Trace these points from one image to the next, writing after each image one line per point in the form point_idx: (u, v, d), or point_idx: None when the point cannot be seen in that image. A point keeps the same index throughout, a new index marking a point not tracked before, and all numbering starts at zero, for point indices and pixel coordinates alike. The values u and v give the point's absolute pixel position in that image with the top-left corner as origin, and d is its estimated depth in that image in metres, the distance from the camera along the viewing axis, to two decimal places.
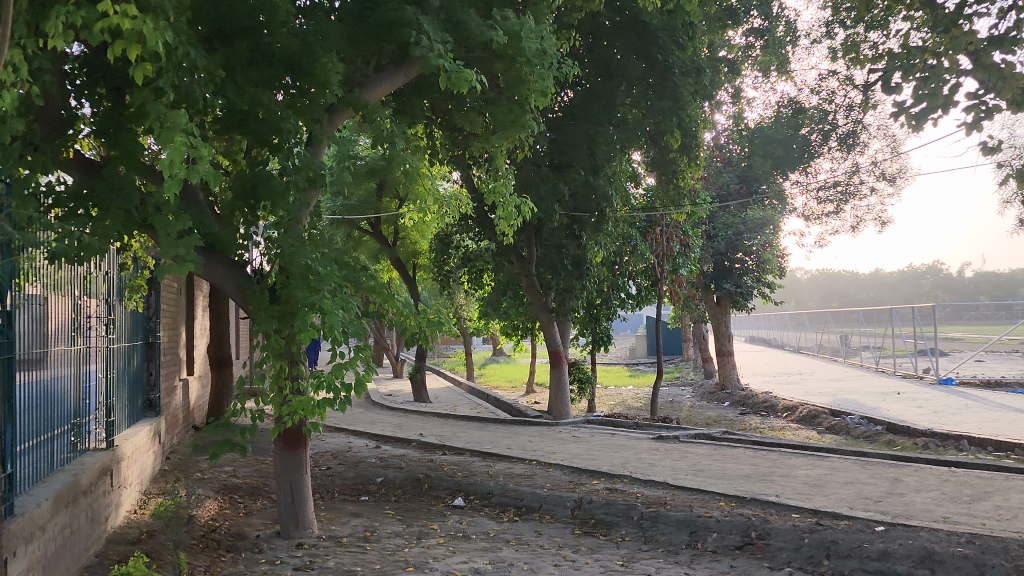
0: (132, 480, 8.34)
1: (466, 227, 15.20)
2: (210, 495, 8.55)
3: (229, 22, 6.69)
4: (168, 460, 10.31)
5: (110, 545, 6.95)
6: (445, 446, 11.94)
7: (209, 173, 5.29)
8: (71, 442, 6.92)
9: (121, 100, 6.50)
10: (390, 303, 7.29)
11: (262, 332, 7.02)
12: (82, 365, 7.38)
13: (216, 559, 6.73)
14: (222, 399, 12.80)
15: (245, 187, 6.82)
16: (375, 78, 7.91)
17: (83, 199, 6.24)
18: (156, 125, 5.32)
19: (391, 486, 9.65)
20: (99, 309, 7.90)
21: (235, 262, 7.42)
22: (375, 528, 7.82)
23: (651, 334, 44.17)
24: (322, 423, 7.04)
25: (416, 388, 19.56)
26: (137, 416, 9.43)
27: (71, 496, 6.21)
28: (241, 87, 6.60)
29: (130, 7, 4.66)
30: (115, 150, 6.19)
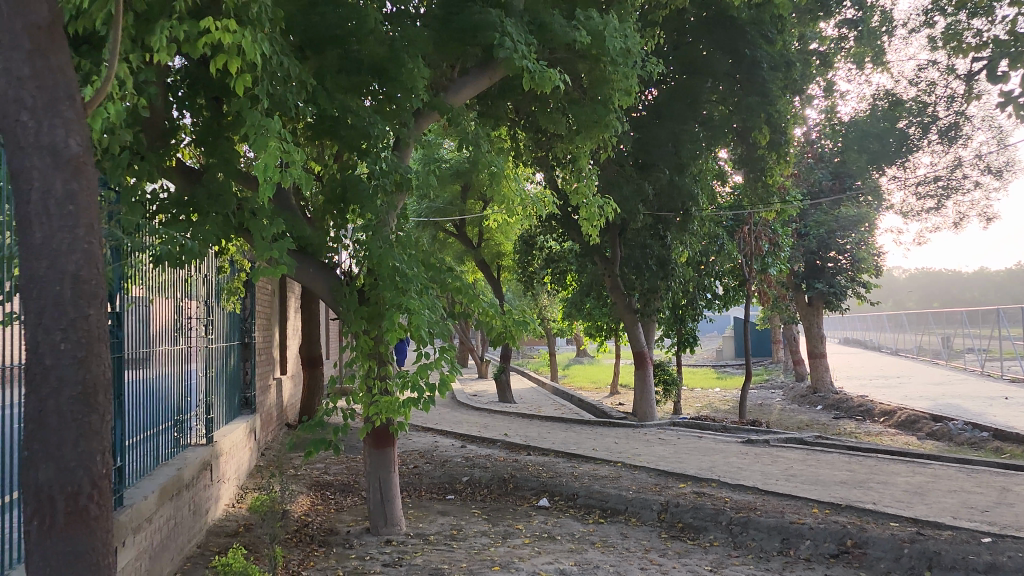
0: (231, 475, 8.69)
1: (550, 229, 15.23)
2: (303, 491, 8.83)
3: (320, 30, 6.85)
4: (263, 456, 10.70)
5: (211, 537, 7.28)
6: (530, 447, 11.99)
7: (301, 177, 5.47)
8: (175, 437, 7.27)
9: (219, 110, 6.78)
10: (476, 304, 7.35)
11: (352, 333, 7.20)
12: (184, 364, 7.72)
13: (309, 553, 6.95)
14: (314, 398, 13.17)
15: (337, 191, 7.04)
16: (460, 81, 8.07)
17: (185, 206, 6.55)
18: (251, 132, 5.49)
19: (477, 486, 9.74)
20: (199, 310, 8.26)
21: (326, 265, 7.64)
22: (461, 526, 7.91)
23: (740, 335, 43.25)
24: (407, 423, 7.16)
25: (500, 388, 19.68)
26: (234, 413, 9.82)
27: (176, 489, 6.51)
28: (331, 94, 6.84)
29: (230, 22, 4.89)
30: (214, 159, 6.47)
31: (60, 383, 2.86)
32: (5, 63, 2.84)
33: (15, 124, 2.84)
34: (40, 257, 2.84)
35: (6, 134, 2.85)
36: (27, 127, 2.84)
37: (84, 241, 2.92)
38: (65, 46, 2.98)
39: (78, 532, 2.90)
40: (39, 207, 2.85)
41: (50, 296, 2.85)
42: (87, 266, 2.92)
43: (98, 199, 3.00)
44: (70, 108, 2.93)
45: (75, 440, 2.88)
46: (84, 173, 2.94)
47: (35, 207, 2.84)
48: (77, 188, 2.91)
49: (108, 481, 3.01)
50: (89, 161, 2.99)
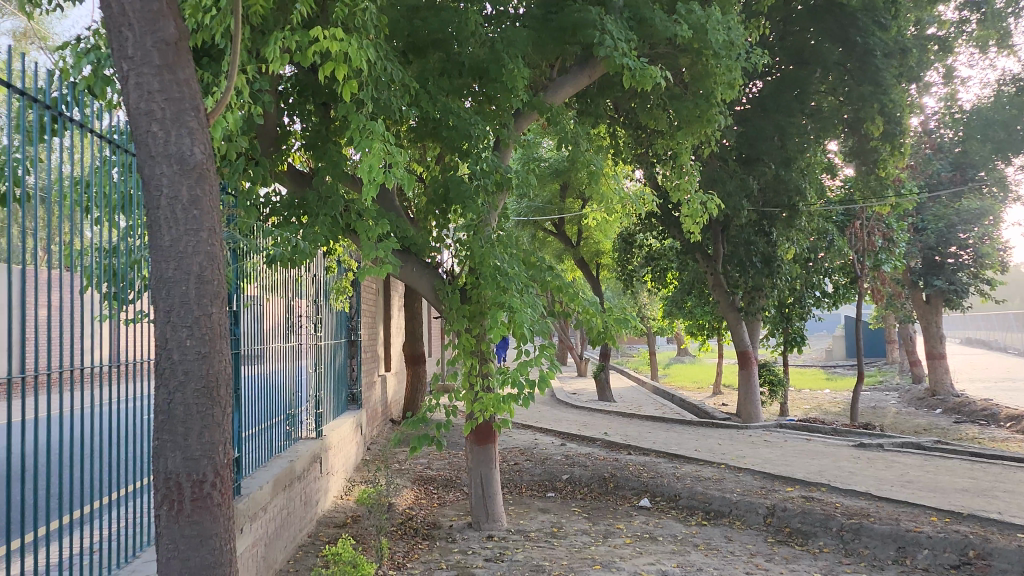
0: (339, 468, 8.99)
1: (650, 226, 15.02)
2: (408, 486, 9.04)
3: (423, 35, 7.06)
4: (370, 450, 11.00)
5: (321, 528, 7.56)
6: (631, 446, 11.89)
7: (405, 178, 5.57)
8: (287, 430, 7.59)
9: (326, 115, 7.04)
10: (577, 303, 7.28)
11: (453, 331, 7.36)
12: (296, 361, 8.04)
13: (414, 546, 7.13)
14: (416, 395, 13.39)
15: (439, 192, 7.22)
16: (560, 80, 8.05)
17: (295, 208, 6.83)
18: (358, 136, 5.69)
19: (578, 484, 9.73)
20: (309, 309, 8.59)
21: (429, 264, 7.79)
22: (562, 524, 7.93)
23: (850, 335, 41.53)
24: (509, 420, 7.22)
25: (600, 387, 19.53)
26: (342, 409, 10.15)
27: (288, 481, 6.79)
28: (433, 96, 6.98)
29: (337, 31, 5.06)
30: (323, 162, 6.74)
31: (186, 377, 3.03)
32: (138, 78, 3.00)
33: (146, 135, 3.01)
34: (168, 259, 3.01)
35: (138, 144, 3.02)
36: (157, 137, 3.01)
37: (208, 244, 3.09)
38: (189, 61, 3.14)
39: (204, 517, 3.08)
40: (168, 212, 3.02)
41: (178, 296, 3.02)
42: (210, 267, 3.09)
43: (220, 205, 3.16)
44: (195, 118, 3.09)
45: (200, 432, 3.05)
46: (206, 180, 3.11)
47: (164, 211, 3.01)
48: (201, 193, 3.07)
49: (229, 469, 3.18)
50: (211, 169, 3.15)
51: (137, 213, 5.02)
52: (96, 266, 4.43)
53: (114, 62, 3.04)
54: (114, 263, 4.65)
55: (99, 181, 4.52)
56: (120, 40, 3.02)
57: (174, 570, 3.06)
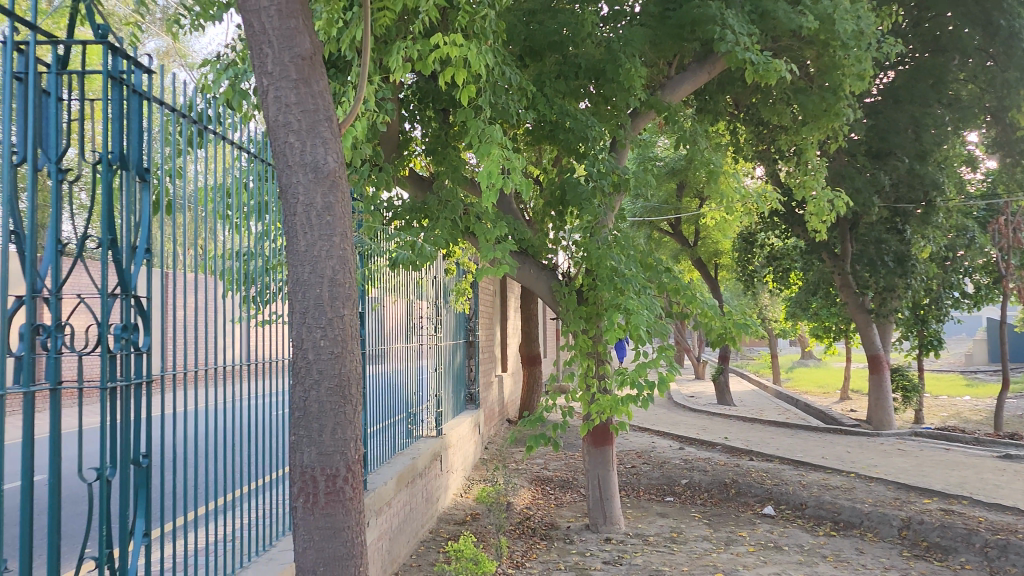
0: (458, 466, 9.16)
1: (772, 225, 14.55)
2: (525, 485, 9.11)
3: (540, 39, 7.13)
4: (487, 450, 11.13)
5: (442, 524, 7.73)
6: (753, 452, 11.54)
7: (522, 183, 5.61)
8: (408, 429, 7.79)
9: (446, 121, 7.23)
10: (694, 305, 7.10)
11: (570, 332, 7.37)
12: (417, 361, 8.27)
13: (532, 545, 7.19)
14: (533, 396, 13.40)
15: (556, 194, 7.29)
16: (678, 78, 7.91)
17: (417, 212, 7.06)
18: (476, 141, 5.80)
19: (697, 489, 9.54)
20: (429, 310, 8.80)
21: (546, 266, 7.81)
22: (682, 530, 7.78)
23: (994, 339, 38.81)
24: (627, 423, 7.16)
25: (718, 390, 19.04)
26: (461, 408, 10.34)
27: (411, 477, 7.00)
28: (550, 99, 7.05)
29: (457, 37, 5.18)
30: (444, 167, 7.01)
31: (320, 376, 3.18)
32: (276, 92, 3.16)
33: (284, 145, 3.16)
34: (304, 262, 3.16)
35: (276, 154, 3.18)
36: (294, 147, 3.16)
37: (340, 248, 3.22)
38: (324, 73, 3.28)
39: (336, 509, 3.21)
40: (303, 219, 3.16)
41: (313, 297, 3.17)
42: (343, 270, 3.22)
43: (351, 211, 3.29)
44: (328, 128, 3.23)
45: (333, 428, 3.19)
46: (339, 186, 3.24)
47: (300, 218, 3.16)
48: (334, 200, 3.21)
49: (359, 465, 3.30)
50: (343, 177, 3.28)
51: (271, 220, 5.32)
52: (234, 270, 4.69)
53: (255, 76, 3.21)
54: (252, 267, 4.94)
55: (237, 190, 4.80)
56: (261, 56, 3.18)
57: (310, 559, 3.20)
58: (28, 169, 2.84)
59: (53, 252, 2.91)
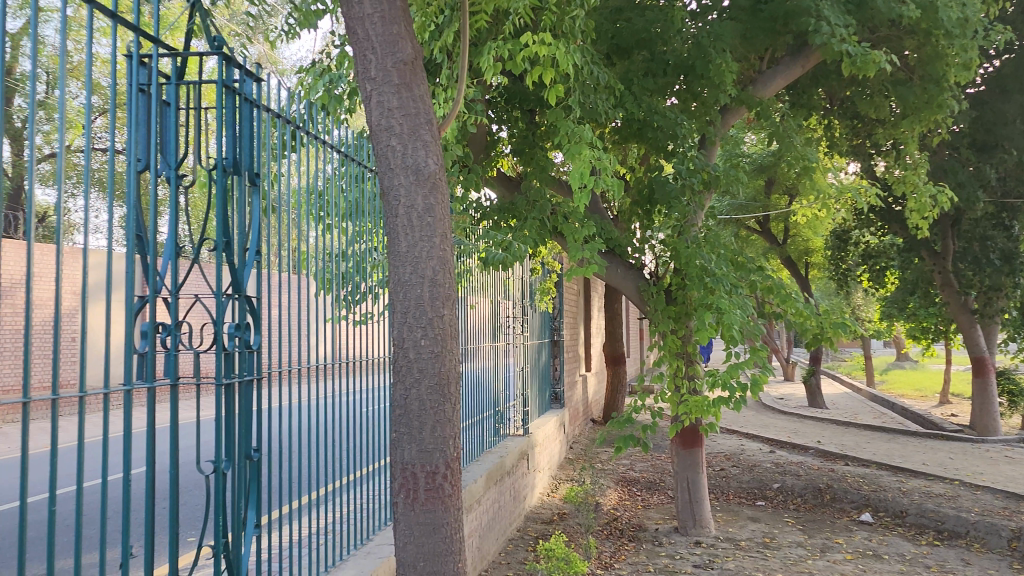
0: (544, 465, 9.17)
1: (867, 222, 14.07)
2: (612, 486, 9.07)
3: (628, 37, 7.08)
4: (573, 449, 11.12)
5: (529, 523, 7.77)
6: (848, 456, 11.18)
7: (613, 184, 5.59)
8: (495, 427, 7.85)
9: (532, 121, 7.26)
10: (789, 304, 6.92)
11: (659, 332, 7.29)
12: (504, 360, 8.33)
13: (621, 547, 7.15)
14: (617, 396, 13.32)
15: (643, 193, 7.22)
16: (770, 72, 7.73)
17: (505, 212, 7.18)
18: (566, 141, 5.80)
19: (790, 494, 9.29)
20: (515, 310, 8.85)
21: (633, 265, 7.75)
22: (775, 535, 7.60)
23: None
24: (717, 424, 7.03)
25: (809, 392, 18.51)
26: (546, 407, 10.38)
27: (499, 475, 7.04)
28: (638, 97, 6.99)
29: (546, 36, 5.17)
30: (531, 167, 7.06)
31: (421, 374, 3.23)
32: (379, 97, 3.23)
33: (386, 149, 3.23)
34: (404, 263, 3.22)
35: (379, 157, 3.25)
36: (396, 151, 3.22)
37: (440, 249, 3.27)
38: (425, 78, 3.34)
39: (436, 506, 3.26)
40: (405, 220, 3.22)
41: (414, 297, 3.23)
42: (442, 271, 3.27)
43: (451, 212, 3.34)
44: (429, 132, 3.28)
45: (433, 426, 3.24)
46: (439, 189, 3.29)
47: (402, 220, 3.22)
48: (434, 202, 3.26)
49: (458, 462, 3.35)
50: (443, 179, 3.33)
51: (364, 221, 5.49)
52: (327, 270, 4.82)
53: (359, 82, 3.29)
54: (343, 266, 5.10)
55: (330, 192, 4.93)
56: (364, 63, 3.26)
57: (410, 554, 3.27)
58: (150, 175, 3.00)
59: (172, 255, 3.06)
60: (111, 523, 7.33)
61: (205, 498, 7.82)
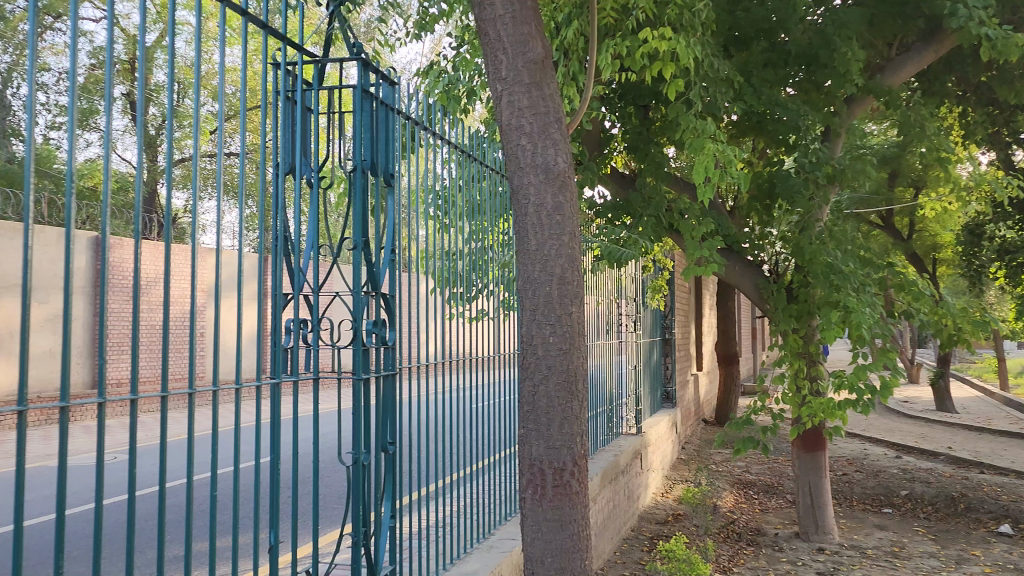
0: (657, 465, 9.06)
1: (1003, 215, 13.22)
2: (728, 488, 8.86)
3: (747, 27, 6.88)
4: (685, 449, 10.95)
5: (643, 523, 7.70)
6: (983, 464, 10.55)
7: (738, 177, 5.53)
8: (609, 425, 7.82)
9: (646, 117, 7.13)
10: (921, 303, 6.59)
11: (779, 332, 7.08)
12: (616, 357, 8.28)
13: (739, 550, 6.98)
14: (731, 398, 13.03)
15: (763, 187, 7.01)
16: (899, 59, 7.39)
17: (619, 210, 7.18)
18: (687, 137, 5.73)
19: (919, 501, 8.83)
20: (628, 308, 8.78)
21: (752, 262, 7.54)
22: (904, 544, 7.25)
23: None
24: (842, 427, 6.77)
25: (937, 395, 17.55)
26: (658, 406, 10.26)
27: (613, 474, 7.00)
28: (758, 89, 6.79)
29: (665, 30, 5.07)
30: (645, 164, 6.98)
31: (549, 371, 3.24)
32: (510, 97, 3.26)
33: (517, 148, 3.26)
34: (534, 260, 3.24)
35: (510, 156, 3.29)
36: (526, 149, 3.25)
37: (569, 247, 3.27)
38: (554, 76, 3.35)
39: (563, 503, 3.27)
40: (534, 218, 3.24)
41: (542, 295, 3.24)
42: (571, 268, 3.27)
43: (580, 210, 3.33)
44: (559, 130, 3.29)
45: (561, 423, 3.25)
46: (568, 187, 3.29)
47: (531, 218, 3.24)
48: (564, 200, 3.26)
49: (585, 460, 3.34)
50: (572, 177, 3.33)
51: (480, 220, 5.54)
52: (444, 269, 4.91)
53: (490, 83, 3.34)
54: (460, 265, 5.19)
55: (448, 192, 5.01)
56: (495, 63, 3.30)
57: (538, 549, 3.29)
58: (294, 178, 3.11)
59: (313, 254, 3.16)
60: (258, 507, 7.75)
61: (345, 485, 8.13)
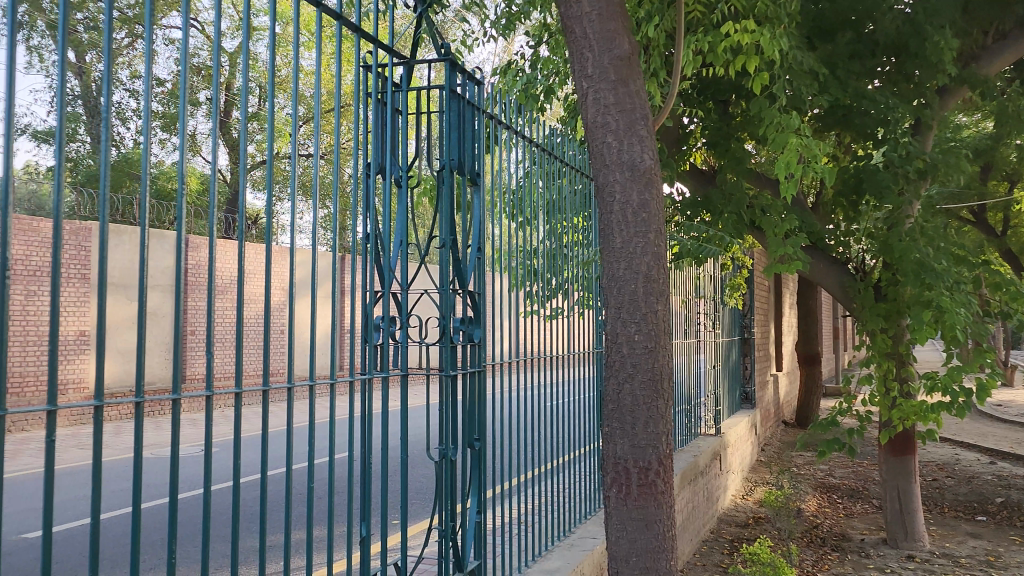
0: (736, 467, 8.91)
1: None
2: (811, 492, 8.64)
3: (832, 17, 6.66)
4: (764, 451, 10.73)
5: (723, 525, 7.59)
6: None
7: (824, 171, 5.41)
8: (688, 426, 7.73)
9: (726, 112, 7.05)
10: (1020, 301, 6.29)
11: (867, 332, 6.87)
12: (695, 356, 8.18)
13: (823, 555, 6.81)
14: (812, 399, 12.70)
15: (849, 182, 6.83)
16: (995, 47, 7.07)
17: (699, 206, 7.10)
18: (771, 131, 5.63)
19: (1015, 509, 8.43)
20: (706, 308, 8.65)
21: (837, 259, 7.33)
22: (1000, 554, 6.93)
23: None
24: (934, 431, 6.52)
25: None
26: (737, 406, 10.09)
27: (693, 475, 6.91)
28: (844, 82, 6.60)
29: (749, 23, 4.98)
30: (725, 160, 6.87)
31: (634, 370, 3.22)
32: (596, 95, 3.26)
33: (602, 145, 3.25)
34: (619, 258, 3.23)
35: (595, 154, 3.28)
36: (612, 147, 3.23)
37: (654, 245, 3.24)
38: (641, 73, 3.33)
39: (649, 503, 3.25)
40: (620, 216, 3.23)
41: (628, 293, 3.22)
42: (657, 266, 3.24)
43: (666, 207, 3.30)
44: (645, 127, 3.26)
45: (646, 422, 3.23)
46: (654, 184, 3.26)
47: (617, 216, 3.23)
48: (649, 197, 3.24)
49: (671, 460, 3.30)
50: (659, 174, 3.30)
51: (558, 217, 5.54)
52: (520, 267, 4.93)
53: (576, 80, 3.34)
54: (539, 264, 5.22)
55: (526, 190, 5.03)
56: (582, 61, 3.30)
57: (623, 549, 3.28)
58: (383, 177, 3.18)
59: (402, 252, 3.22)
60: (340, 500, 7.94)
61: (427, 480, 8.25)
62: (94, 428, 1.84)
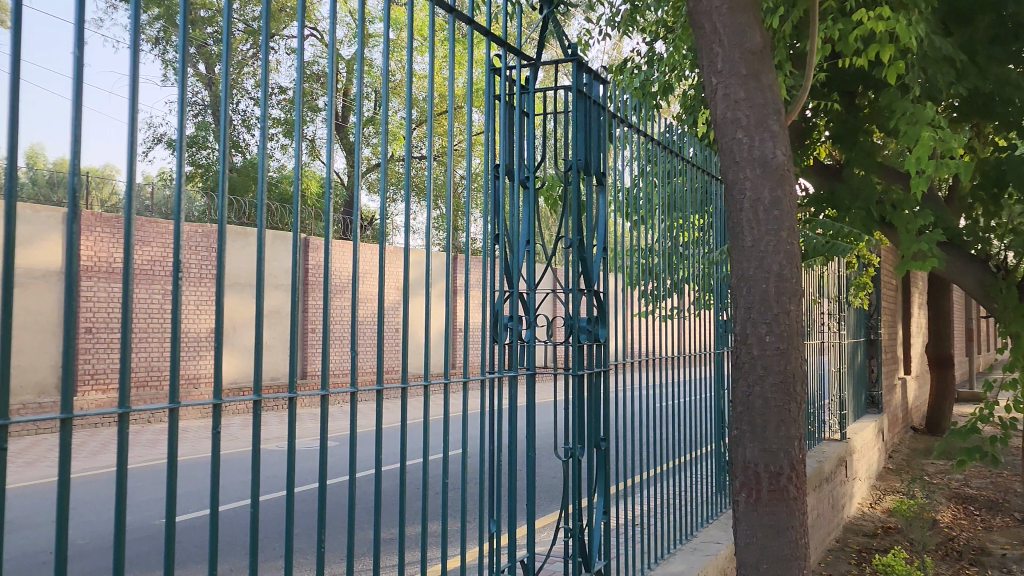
0: (863, 473, 8.54)
1: None
2: (945, 503, 8.17)
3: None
4: (891, 458, 10.24)
5: (850, 534, 7.28)
6: None
7: (960, 166, 5.10)
8: (811, 430, 7.46)
9: (853, 104, 6.75)
10: None
11: (1009, 333, 6.43)
12: (818, 358, 7.88)
13: (961, 570, 6.43)
14: (944, 403, 12.02)
15: (989, 175, 6.43)
16: None
17: (824, 202, 6.86)
18: (902, 123, 5.36)
19: None
20: (830, 307, 8.33)
21: (976, 256, 6.91)
22: None
23: None
24: None
25: None
26: (863, 411, 9.67)
27: (818, 481, 6.67)
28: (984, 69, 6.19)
29: (882, 11, 4.72)
30: (853, 154, 6.61)
31: (766, 371, 3.13)
32: (726, 90, 3.19)
33: (732, 141, 3.18)
34: (749, 258, 3.15)
35: (724, 151, 3.22)
36: (742, 143, 3.16)
37: (787, 242, 3.15)
38: (772, 67, 3.23)
39: (779, 508, 3.15)
40: (751, 214, 3.15)
41: (759, 293, 3.13)
42: (789, 265, 3.14)
43: (799, 205, 3.19)
44: (777, 121, 3.17)
45: (777, 424, 3.13)
46: (787, 181, 3.17)
47: (748, 214, 3.15)
48: (782, 194, 3.14)
49: (803, 465, 3.20)
50: (792, 170, 3.20)
51: (675, 216, 5.47)
52: (637, 266, 4.90)
53: (705, 77, 3.28)
54: (658, 262, 5.16)
55: (645, 188, 4.98)
56: (711, 56, 3.23)
57: (752, 556, 3.20)
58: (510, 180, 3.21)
59: (528, 254, 3.25)
60: (460, 495, 8.09)
61: (545, 478, 8.29)
62: (254, 422, 1.94)
